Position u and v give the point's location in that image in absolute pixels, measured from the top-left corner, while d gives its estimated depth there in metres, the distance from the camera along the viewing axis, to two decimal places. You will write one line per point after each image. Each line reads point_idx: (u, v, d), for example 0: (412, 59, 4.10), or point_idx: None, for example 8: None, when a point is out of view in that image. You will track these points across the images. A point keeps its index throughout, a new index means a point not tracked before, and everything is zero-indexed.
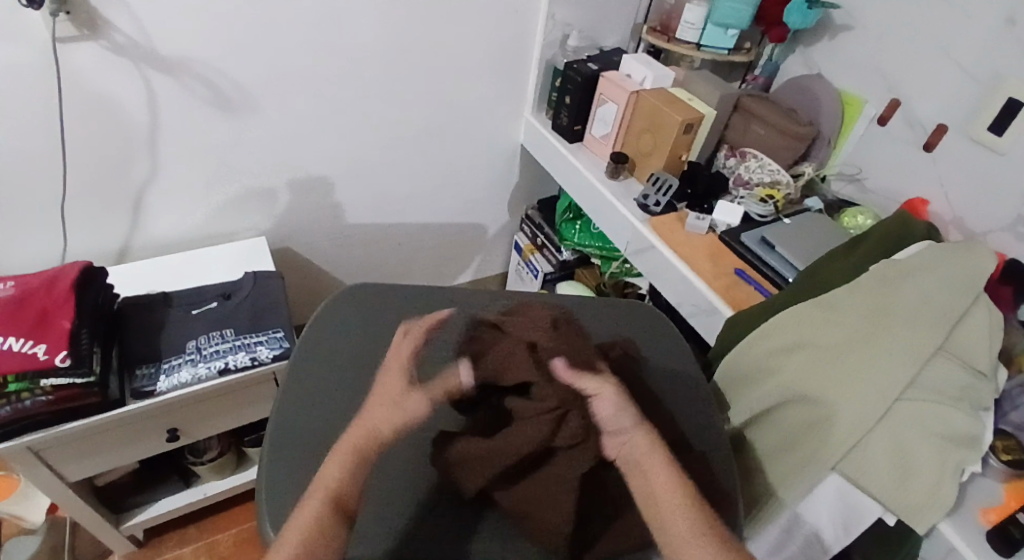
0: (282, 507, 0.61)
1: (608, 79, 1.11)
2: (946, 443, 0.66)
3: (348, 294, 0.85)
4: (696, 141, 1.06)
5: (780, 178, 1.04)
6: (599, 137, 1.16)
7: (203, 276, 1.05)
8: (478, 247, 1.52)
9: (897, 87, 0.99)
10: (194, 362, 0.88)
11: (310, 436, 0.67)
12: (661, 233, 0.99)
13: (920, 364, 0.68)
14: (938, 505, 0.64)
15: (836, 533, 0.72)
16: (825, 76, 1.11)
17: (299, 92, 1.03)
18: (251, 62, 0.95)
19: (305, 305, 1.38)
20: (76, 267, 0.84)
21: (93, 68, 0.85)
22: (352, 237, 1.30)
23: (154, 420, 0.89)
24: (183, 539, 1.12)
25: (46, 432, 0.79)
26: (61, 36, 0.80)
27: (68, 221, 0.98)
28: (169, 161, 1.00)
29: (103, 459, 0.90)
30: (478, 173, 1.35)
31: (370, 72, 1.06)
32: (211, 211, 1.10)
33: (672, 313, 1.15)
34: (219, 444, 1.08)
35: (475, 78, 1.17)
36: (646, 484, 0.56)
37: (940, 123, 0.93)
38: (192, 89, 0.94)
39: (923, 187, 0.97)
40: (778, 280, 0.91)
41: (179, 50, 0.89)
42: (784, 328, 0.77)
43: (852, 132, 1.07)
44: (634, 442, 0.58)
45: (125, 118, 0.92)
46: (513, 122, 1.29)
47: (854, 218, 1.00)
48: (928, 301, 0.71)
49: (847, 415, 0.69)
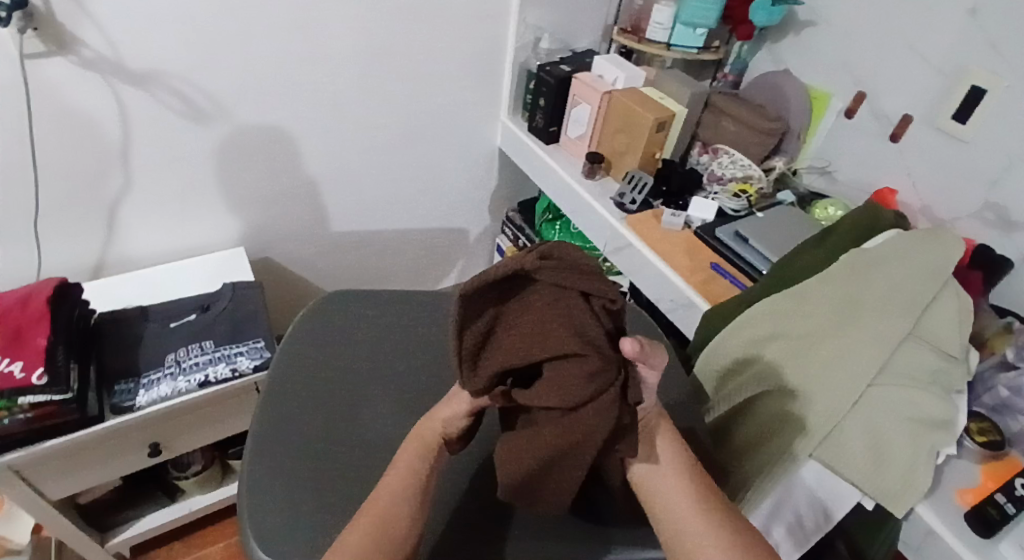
0: (267, 520, 0.61)
1: (580, 80, 1.12)
2: (920, 427, 0.67)
3: (322, 302, 0.85)
4: (669, 139, 1.08)
5: (752, 172, 1.06)
6: (575, 138, 1.17)
7: (181, 288, 1.05)
8: (460, 251, 1.53)
9: (863, 80, 1.01)
10: (174, 376, 0.88)
11: (289, 444, 0.68)
12: (638, 231, 1.00)
13: (891, 351, 0.69)
14: (915, 488, 0.66)
15: (816, 521, 0.73)
16: (793, 72, 1.13)
17: (274, 102, 1.03)
18: (223, 73, 0.95)
19: (286, 315, 1.37)
20: (51, 283, 0.83)
21: (63, 83, 0.85)
22: (333, 245, 1.30)
23: (135, 436, 0.88)
24: (169, 554, 1.11)
25: (24, 451, 0.78)
26: (29, 51, 0.80)
27: (42, 238, 0.97)
28: (145, 174, 0.99)
29: (85, 477, 0.89)
30: (456, 177, 1.35)
31: (344, 80, 1.06)
32: (189, 222, 1.10)
33: (652, 310, 1.16)
34: (202, 458, 1.07)
35: (451, 83, 1.18)
36: (663, 476, 0.54)
37: (906, 114, 0.95)
38: (165, 101, 0.94)
39: (892, 178, 1.00)
40: (753, 273, 0.92)
41: (150, 63, 0.89)
42: (756, 321, 0.79)
43: (822, 126, 1.09)
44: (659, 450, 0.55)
45: (98, 132, 0.91)
46: (490, 125, 1.30)
47: (825, 210, 1.02)
48: (899, 288, 0.73)
49: (822, 403, 0.70)
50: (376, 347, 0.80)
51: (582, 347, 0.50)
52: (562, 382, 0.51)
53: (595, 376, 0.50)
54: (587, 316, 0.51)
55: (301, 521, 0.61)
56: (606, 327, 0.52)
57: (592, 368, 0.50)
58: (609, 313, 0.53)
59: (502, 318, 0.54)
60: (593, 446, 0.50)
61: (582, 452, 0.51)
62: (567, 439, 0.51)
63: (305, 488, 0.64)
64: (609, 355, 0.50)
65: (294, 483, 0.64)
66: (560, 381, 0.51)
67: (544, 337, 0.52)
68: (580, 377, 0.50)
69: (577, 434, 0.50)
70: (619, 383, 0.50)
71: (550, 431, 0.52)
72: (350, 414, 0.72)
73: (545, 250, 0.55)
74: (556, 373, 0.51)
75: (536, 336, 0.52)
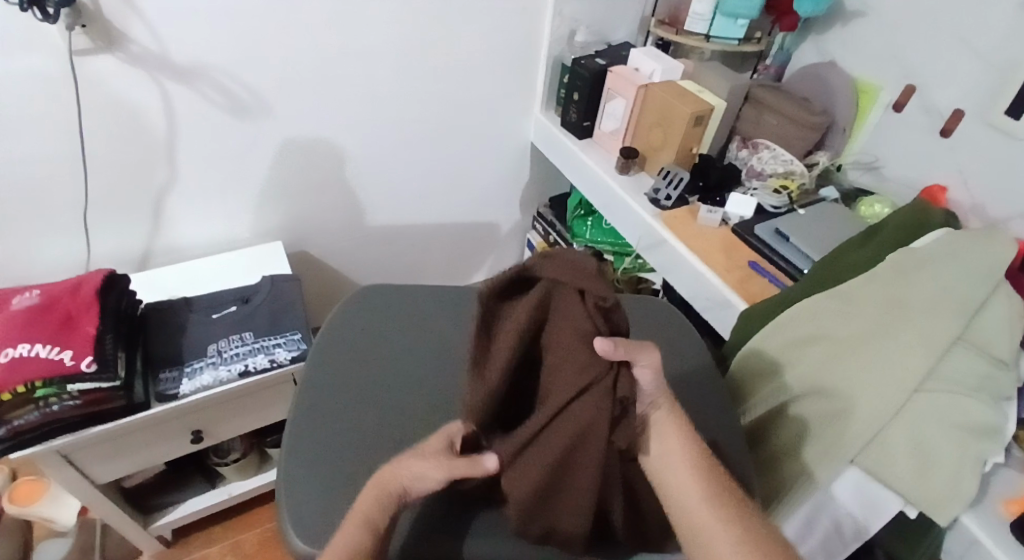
0: (305, 510, 0.62)
1: (616, 74, 1.10)
2: (966, 435, 0.64)
3: (355, 299, 0.86)
4: (708, 133, 1.06)
5: (794, 168, 1.03)
6: (610, 132, 1.16)
7: (222, 280, 1.07)
8: (492, 245, 1.53)
9: (912, 73, 0.97)
10: (216, 365, 0.90)
11: (327, 438, 0.68)
12: (674, 227, 0.98)
13: (940, 353, 0.67)
14: (959, 497, 0.63)
15: (856, 529, 0.72)
16: (839, 64, 1.09)
17: (312, 99, 1.04)
18: (264, 69, 0.97)
19: (321, 308, 1.40)
20: (100, 273, 0.87)
21: (111, 79, 0.87)
22: (366, 239, 1.32)
23: (178, 423, 0.91)
24: (209, 537, 1.14)
25: (74, 435, 0.81)
26: (78, 48, 0.82)
27: (91, 229, 1.01)
28: (187, 168, 1.02)
29: (130, 460, 0.92)
30: (489, 172, 1.35)
31: (381, 76, 1.07)
32: (229, 216, 1.12)
33: (686, 307, 1.15)
34: (241, 445, 1.09)
35: (485, 76, 1.17)
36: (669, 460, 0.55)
37: (957, 108, 0.91)
38: (208, 97, 0.96)
39: (942, 174, 0.95)
40: (795, 272, 0.90)
41: (193, 59, 0.91)
42: (798, 320, 0.77)
43: (868, 120, 1.05)
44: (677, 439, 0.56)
45: (144, 126, 0.94)
46: (524, 120, 1.29)
47: (871, 208, 0.99)
48: (947, 291, 0.70)
49: (865, 408, 0.68)
50: (408, 344, 0.80)
51: (568, 339, 0.54)
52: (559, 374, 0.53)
53: (587, 368, 0.52)
54: (579, 312, 0.55)
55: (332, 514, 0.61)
56: (599, 323, 0.55)
57: (582, 361, 0.52)
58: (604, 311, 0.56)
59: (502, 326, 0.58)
60: (595, 439, 0.51)
61: (582, 453, 0.51)
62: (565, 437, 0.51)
63: (340, 480, 0.64)
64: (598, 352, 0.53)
65: (329, 476, 0.65)
66: (550, 378, 0.54)
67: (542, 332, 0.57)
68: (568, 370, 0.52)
69: (571, 433, 0.51)
70: (609, 378, 0.51)
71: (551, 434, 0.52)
72: (385, 408, 0.72)
73: (552, 253, 0.61)
74: (550, 375, 0.54)
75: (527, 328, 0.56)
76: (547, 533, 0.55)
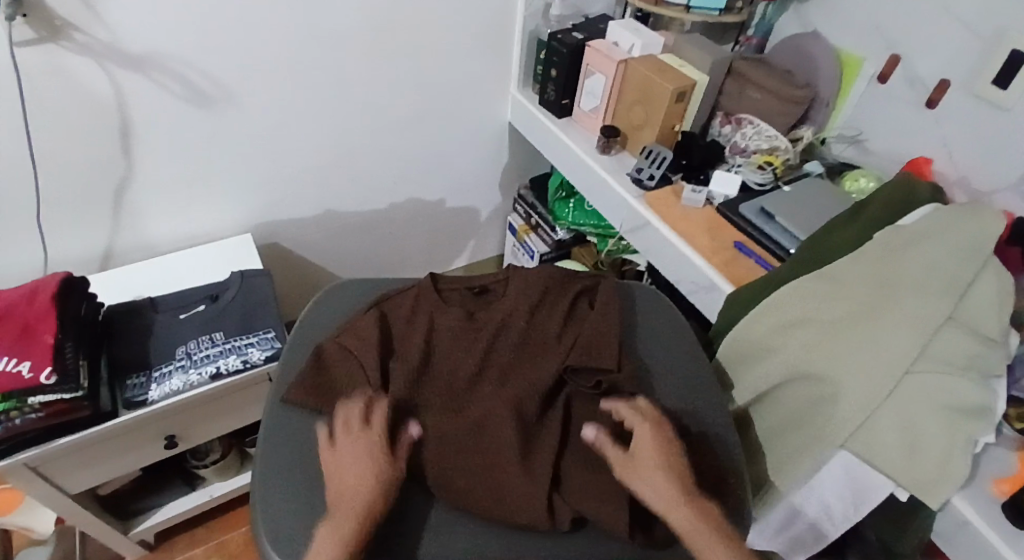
0: (279, 526, 0.58)
1: (594, 49, 1.05)
2: (954, 415, 0.64)
3: (325, 295, 0.82)
4: (689, 110, 1.03)
5: (778, 144, 1.01)
6: (589, 111, 1.12)
7: (191, 278, 1.03)
8: (471, 230, 1.49)
9: (897, 44, 0.95)
10: (185, 369, 0.86)
11: (300, 439, 0.65)
12: (657, 209, 0.95)
13: (930, 334, 0.65)
14: (950, 478, 0.62)
15: (846, 512, 0.71)
16: (822, 34, 1.06)
17: (276, 83, 0.99)
18: (223, 55, 0.91)
19: (297, 300, 1.36)
20: (56, 277, 0.82)
21: (55, 70, 0.81)
22: (340, 228, 1.27)
23: (152, 427, 0.88)
24: (192, 540, 1.12)
25: (40, 448, 0.77)
26: (19, 38, 0.76)
27: (47, 229, 0.95)
28: (146, 161, 0.96)
29: (102, 470, 0.89)
30: (465, 155, 1.31)
31: (349, 57, 1.02)
32: (194, 210, 1.07)
33: (671, 290, 1.13)
34: (220, 445, 1.07)
35: (460, 55, 1.12)
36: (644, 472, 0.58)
37: (943, 79, 0.89)
38: (165, 86, 0.90)
39: (926, 146, 0.94)
40: (781, 253, 0.88)
41: (147, 46, 0.85)
42: (787, 302, 0.75)
43: (852, 92, 1.02)
44: (663, 448, 0.59)
45: (96, 120, 0.88)
46: (501, 99, 1.25)
47: (856, 182, 0.97)
48: (935, 269, 0.68)
49: (855, 391, 0.67)
50: None
51: (547, 336, 0.70)
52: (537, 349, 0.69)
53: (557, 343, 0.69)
54: (558, 316, 0.72)
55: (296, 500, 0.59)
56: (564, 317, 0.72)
57: (553, 347, 0.69)
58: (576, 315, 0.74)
59: (430, 322, 0.71)
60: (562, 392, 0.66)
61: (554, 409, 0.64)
62: (540, 402, 0.64)
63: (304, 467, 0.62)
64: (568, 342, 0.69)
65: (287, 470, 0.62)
66: (534, 356, 0.68)
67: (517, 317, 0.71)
68: (537, 347, 0.69)
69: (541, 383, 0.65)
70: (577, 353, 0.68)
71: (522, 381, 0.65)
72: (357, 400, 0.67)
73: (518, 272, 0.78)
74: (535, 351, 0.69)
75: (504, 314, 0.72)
76: (513, 513, 0.57)
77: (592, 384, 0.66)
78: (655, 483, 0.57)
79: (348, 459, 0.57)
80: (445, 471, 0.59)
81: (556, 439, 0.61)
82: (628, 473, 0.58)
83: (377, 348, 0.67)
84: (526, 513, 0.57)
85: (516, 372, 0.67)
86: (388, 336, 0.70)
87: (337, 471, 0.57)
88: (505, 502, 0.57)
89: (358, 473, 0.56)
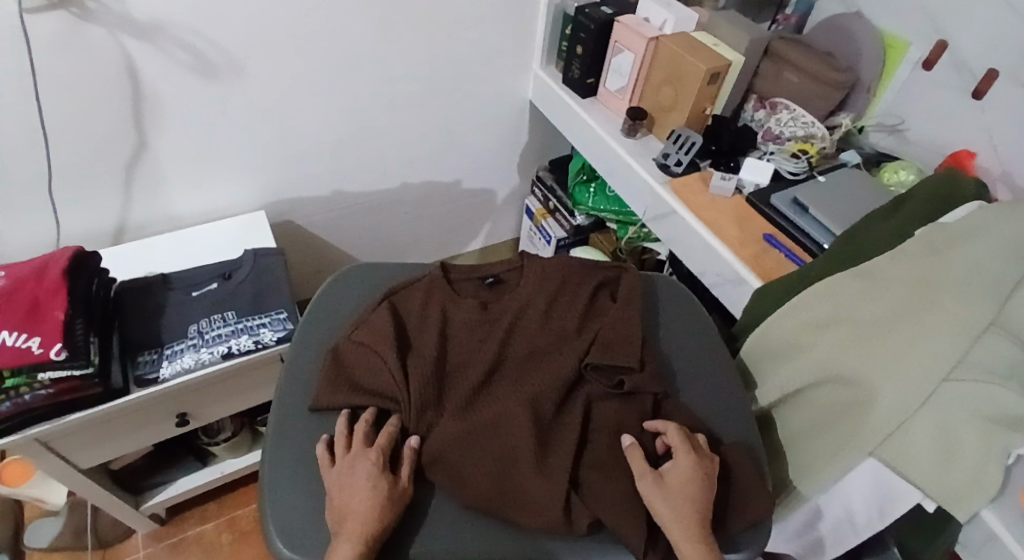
0: (289, 515, 0.57)
1: (623, 25, 1.01)
2: (993, 427, 0.59)
3: (339, 279, 0.79)
4: (722, 92, 0.98)
5: (815, 131, 0.96)
6: (615, 91, 1.07)
7: (202, 256, 1.01)
8: (487, 212, 1.46)
9: (946, 27, 0.89)
10: (196, 347, 0.85)
11: (312, 426, 0.63)
12: (684, 197, 0.92)
13: (972, 340, 0.61)
14: (982, 492, 0.58)
15: (869, 519, 0.69)
16: (866, 14, 1.00)
17: (289, 53, 0.95)
18: (234, 24, 0.87)
19: (311, 278, 1.34)
20: (66, 253, 0.80)
21: (64, 39, 0.78)
22: (354, 207, 1.25)
23: (161, 406, 0.87)
24: (204, 515, 1.13)
25: (50, 425, 0.77)
26: (28, 6, 0.73)
27: (59, 202, 0.94)
28: (156, 134, 0.94)
29: (114, 444, 0.89)
30: (483, 134, 1.27)
31: (366, 26, 0.97)
32: (207, 186, 1.05)
33: (693, 281, 1.10)
34: (232, 424, 1.06)
35: (481, 28, 1.08)
36: (661, 496, 0.56)
37: (991, 68, 0.83)
38: (174, 55, 0.87)
39: (970, 138, 0.89)
40: (813, 247, 0.84)
41: (155, 12, 0.81)
42: (819, 301, 0.72)
43: (895, 78, 0.96)
44: (684, 470, 0.57)
45: (105, 91, 0.85)
46: (522, 76, 1.21)
47: (896, 174, 0.92)
48: (980, 271, 0.64)
49: (887, 398, 0.64)
50: None
51: (565, 331, 0.68)
52: (555, 346, 0.66)
53: (577, 340, 0.67)
54: (577, 309, 0.70)
55: (312, 494, 0.58)
56: (583, 312, 0.70)
57: (571, 344, 0.66)
58: (595, 310, 0.71)
59: (445, 315, 0.68)
60: (580, 391, 0.64)
61: (573, 408, 0.62)
62: (560, 403, 0.62)
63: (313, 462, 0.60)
64: (587, 338, 0.67)
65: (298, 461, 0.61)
66: (551, 353, 0.66)
67: (535, 313, 0.69)
68: (556, 342, 0.67)
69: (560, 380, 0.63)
70: (596, 349, 0.65)
71: (539, 377, 0.63)
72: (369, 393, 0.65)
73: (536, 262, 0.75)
74: (553, 348, 0.66)
75: (520, 305, 0.70)
76: (522, 514, 0.56)
77: (614, 382, 0.64)
78: (675, 512, 0.55)
79: (348, 483, 0.55)
80: (462, 471, 0.57)
81: (574, 441, 0.59)
82: (653, 497, 0.56)
83: (391, 338, 0.65)
84: (536, 515, 0.55)
85: (533, 369, 0.64)
86: (400, 327, 0.67)
87: (338, 497, 0.55)
88: (515, 503, 0.56)
89: (363, 491, 0.54)
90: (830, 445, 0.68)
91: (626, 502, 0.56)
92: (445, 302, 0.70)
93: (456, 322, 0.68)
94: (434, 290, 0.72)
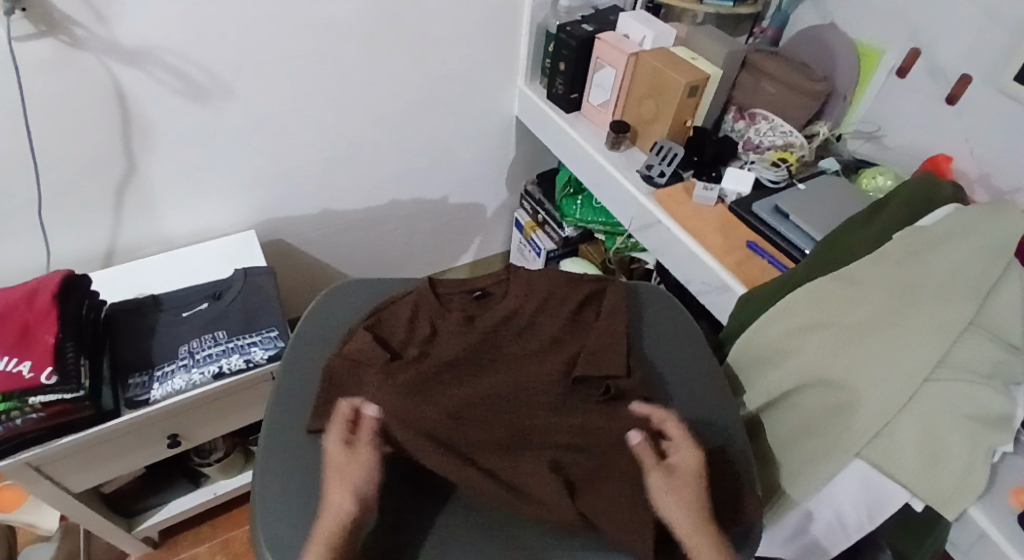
0: (281, 532, 0.56)
1: (604, 41, 1.03)
2: (976, 425, 0.60)
3: (328, 296, 0.80)
4: (702, 104, 1.00)
5: (794, 140, 0.98)
6: (598, 105, 1.10)
7: (192, 277, 1.02)
8: (478, 226, 1.48)
9: (918, 35, 0.91)
10: (188, 368, 0.86)
11: (303, 441, 0.64)
12: (668, 207, 0.93)
13: (952, 341, 0.63)
14: (969, 490, 0.59)
15: (859, 520, 0.69)
16: (840, 25, 1.03)
17: (279, 74, 0.97)
18: (221, 46, 0.89)
19: (303, 296, 1.35)
20: (56, 276, 0.80)
21: (54, 65, 0.79)
22: (345, 225, 1.26)
23: (154, 427, 0.87)
24: (198, 537, 1.12)
25: (41, 448, 0.77)
26: (18, 34, 0.74)
27: (49, 227, 0.94)
28: (146, 157, 0.95)
29: (106, 468, 0.88)
30: (471, 149, 1.29)
31: (353, 46, 0.99)
32: (197, 206, 1.06)
33: (681, 290, 1.11)
34: (224, 444, 1.06)
35: (465, 47, 1.10)
36: (670, 491, 0.55)
37: (965, 74, 0.86)
38: (162, 78, 0.88)
39: (946, 143, 0.91)
40: (795, 253, 0.85)
41: (144, 38, 0.83)
42: (803, 306, 0.73)
43: (870, 87, 0.99)
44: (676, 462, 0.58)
45: (95, 116, 0.87)
46: (508, 93, 1.23)
47: (874, 179, 0.94)
48: (959, 273, 0.65)
49: (873, 399, 0.64)
50: None
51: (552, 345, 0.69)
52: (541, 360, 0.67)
53: (563, 352, 0.68)
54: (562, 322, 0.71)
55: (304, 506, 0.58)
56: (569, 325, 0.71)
57: (557, 358, 0.67)
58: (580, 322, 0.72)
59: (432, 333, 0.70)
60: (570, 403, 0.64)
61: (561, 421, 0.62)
62: (546, 410, 0.62)
63: (305, 476, 0.61)
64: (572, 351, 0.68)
65: (287, 478, 0.60)
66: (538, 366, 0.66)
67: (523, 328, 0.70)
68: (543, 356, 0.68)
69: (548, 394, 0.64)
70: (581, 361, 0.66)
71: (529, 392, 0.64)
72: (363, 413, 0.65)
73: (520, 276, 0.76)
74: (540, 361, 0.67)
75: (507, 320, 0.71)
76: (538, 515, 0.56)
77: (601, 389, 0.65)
78: (678, 510, 0.55)
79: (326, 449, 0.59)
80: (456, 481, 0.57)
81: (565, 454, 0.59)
82: (663, 489, 0.56)
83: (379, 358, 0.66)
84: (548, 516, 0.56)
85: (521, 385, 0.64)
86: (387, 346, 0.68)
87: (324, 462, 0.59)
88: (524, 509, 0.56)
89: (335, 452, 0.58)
90: (817, 448, 0.69)
91: (624, 500, 0.56)
92: (432, 319, 0.71)
93: (443, 338, 0.69)
94: (421, 306, 0.73)
